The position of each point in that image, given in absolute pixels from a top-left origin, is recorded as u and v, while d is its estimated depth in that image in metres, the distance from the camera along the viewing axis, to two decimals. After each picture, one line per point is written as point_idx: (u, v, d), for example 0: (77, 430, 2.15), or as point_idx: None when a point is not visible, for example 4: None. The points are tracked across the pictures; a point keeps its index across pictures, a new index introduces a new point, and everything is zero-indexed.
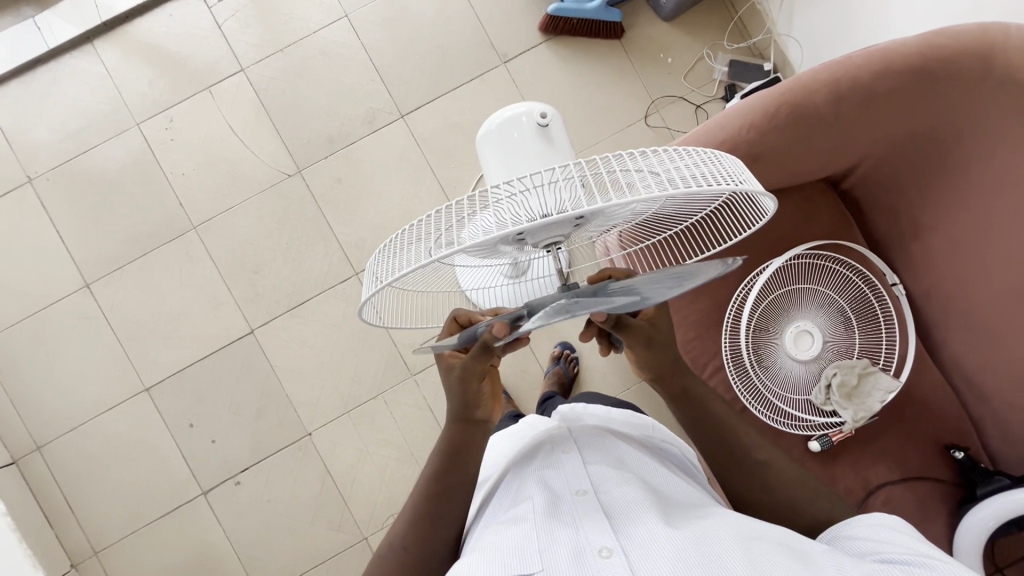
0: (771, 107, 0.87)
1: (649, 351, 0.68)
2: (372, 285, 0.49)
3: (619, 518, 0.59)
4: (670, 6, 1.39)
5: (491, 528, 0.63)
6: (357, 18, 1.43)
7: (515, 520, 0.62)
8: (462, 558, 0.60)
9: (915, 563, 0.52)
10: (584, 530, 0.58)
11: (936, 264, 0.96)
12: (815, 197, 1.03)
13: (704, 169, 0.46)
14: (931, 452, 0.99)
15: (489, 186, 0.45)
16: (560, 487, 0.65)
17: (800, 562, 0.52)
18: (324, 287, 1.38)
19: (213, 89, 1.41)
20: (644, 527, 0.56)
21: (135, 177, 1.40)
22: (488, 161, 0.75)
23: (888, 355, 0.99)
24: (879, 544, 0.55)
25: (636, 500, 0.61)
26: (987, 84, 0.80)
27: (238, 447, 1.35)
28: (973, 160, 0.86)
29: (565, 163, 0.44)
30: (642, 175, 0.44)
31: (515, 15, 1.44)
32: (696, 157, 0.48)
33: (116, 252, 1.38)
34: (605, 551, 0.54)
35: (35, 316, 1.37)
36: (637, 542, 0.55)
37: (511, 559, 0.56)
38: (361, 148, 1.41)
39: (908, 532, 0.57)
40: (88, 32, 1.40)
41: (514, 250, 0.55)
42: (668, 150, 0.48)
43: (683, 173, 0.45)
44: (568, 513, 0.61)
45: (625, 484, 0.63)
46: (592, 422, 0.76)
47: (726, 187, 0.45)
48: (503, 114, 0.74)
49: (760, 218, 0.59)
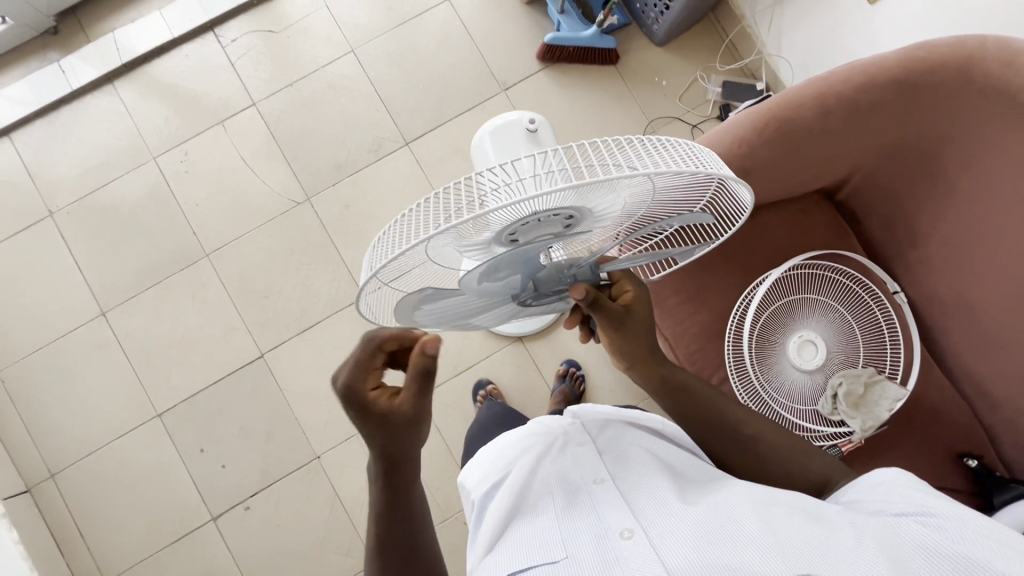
0: (761, 121, 0.90)
1: (623, 337, 0.69)
2: (368, 275, 0.50)
3: (638, 501, 0.59)
4: (662, 32, 1.45)
5: (512, 521, 0.63)
6: (363, 53, 1.49)
7: (534, 513, 0.62)
8: (489, 554, 0.60)
9: (926, 512, 0.51)
10: (604, 514, 0.58)
11: (936, 270, 0.97)
12: (811, 208, 1.05)
13: (682, 158, 0.48)
14: (945, 461, 0.98)
15: (473, 174, 0.46)
16: (577, 478, 0.65)
17: (814, 520, 0.53)
18: (333, 309, 1.41)
19: (226, 123, 1.47)
20: (663, 508, 0.57)
21: (150, 208, 1.45)
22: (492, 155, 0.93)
23: (894, 363, 0.99)
24: (889, 502, 0.55)
25: (652, 484, 0.61)
26: (969, 91, 0.81)
27: (249, 471, 1.36)
28: (962, 165, 0.88)
29: (545, 151, 0.45)
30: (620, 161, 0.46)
31: (514, 45, 1.50)
32: (676, 148, 0.50)
33: (131, 280, 1.43)
34: (626, 532, 0.55)
35: (52, 345, 1.41)
36: (658, 519, 0.56)
37: (536, 548, 0.56)
38: (367, 175, 1.45)
39: (921, 487, 0.55)
40: (109, 74, 1.48)
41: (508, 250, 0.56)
42: (649, 141, 0.50)
43: (661, 159, 0.47)
44: (586, 501, 0.61)
45: (642, 469, 0.64)
46: (601, 418, 0.74)
47: (704, 170, 0.46)
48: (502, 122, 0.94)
49: (744, 213, 0.60)
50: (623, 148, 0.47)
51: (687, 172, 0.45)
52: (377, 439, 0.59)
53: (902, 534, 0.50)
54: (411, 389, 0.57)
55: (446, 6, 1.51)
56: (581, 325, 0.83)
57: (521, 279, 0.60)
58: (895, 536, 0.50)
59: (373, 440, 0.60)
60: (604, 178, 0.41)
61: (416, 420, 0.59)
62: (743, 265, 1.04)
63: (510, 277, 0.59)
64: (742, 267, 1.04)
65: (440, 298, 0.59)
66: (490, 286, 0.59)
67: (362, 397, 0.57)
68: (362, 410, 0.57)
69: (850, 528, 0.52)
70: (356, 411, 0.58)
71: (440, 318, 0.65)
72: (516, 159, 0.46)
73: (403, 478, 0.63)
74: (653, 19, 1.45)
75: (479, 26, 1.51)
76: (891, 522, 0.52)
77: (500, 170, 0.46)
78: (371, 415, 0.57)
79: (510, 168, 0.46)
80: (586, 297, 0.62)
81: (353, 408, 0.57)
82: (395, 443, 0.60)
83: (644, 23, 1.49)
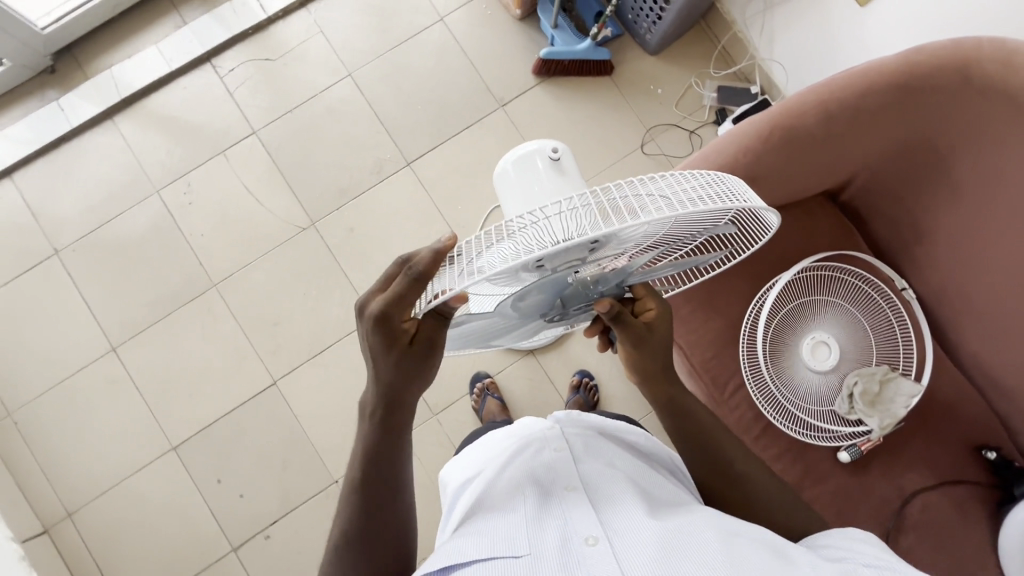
0: (764, 131, 0.91)
1: (640, 352, 0.70)
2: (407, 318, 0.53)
3: (607, 510, 0.59)
4: (655, 41, 1.47)
5: (478, 516, 0.63)
6: (360, 76, 1.51)
7: (503, 510, 0.62)
8: (448, 542, 0.59)
9: (886, 566, 0.52)
10: (571, 518, 0.58)
11: (943, 267, 0.98)
12: (815, 211, 1.06)
13: (705, 189, 0.50)
14: (963, 454, 0.99)
15: (506, 219, 0.48)
16: (550, 483, 0.65)
17: (777, 555, 0.53)
18: (343, 333, 1.41)
19: (227, 153, 1.48)
20: (630, 519, 0.57)
21: (156, 242, 1.45)
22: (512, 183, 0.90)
23: (907, 360, 1.00)
24: (849, 551, 0.55)
25: (622, 496, 0.61)
26: (966, 93, 0.84)
27: (267, 499, 1.36)
28: (963, 166, 0.89)
29: (574, 196, 0.48)
30: (645, 199, 0.49)
31: (510, 60, 1.52)
32: (698, 180, 0.52)
33: (140, 314, 1.43)
34: (591, 538, 0.55)
35: (63, 383, 1.40)
36: (623, 528, 0.56)
37: (497, 541, 0.56)
38: (371, 197, 1.46)
39: (875, 544, 0.57)
40: (108, 109, 1.48)
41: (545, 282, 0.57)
42: (673, 176, 0.52)
43: (685, 195, 0.49)
44: (557, 504, 0.61)
45: (615, 483, 0.64)
46: (581, 427, 0.74)
47: (727, 204, 0.48)
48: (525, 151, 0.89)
49: (766, 231, 0.63)
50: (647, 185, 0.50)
51: (709, 207, 0.48)
52: (394, 371, 0.57)
53: None
54: (440, 327, 0.55)
55: (440, 25, 1.53)
56: (601, 336, 0.83)
57: (550, 299, 0.62)
58: None
59: (388, 372, 0.58)
60: (636, 223, 0.44)
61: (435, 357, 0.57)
62: (752, 272, 1.05)
63: (542, 300, 0.61)
64: (751, 272, 1.05)
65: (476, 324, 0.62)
66: (522, 308, 0.62)
67: (388, 328, 0.54)
68: (384, 338, 0.55)
69: (811, 567, 0.52)
70: (380, 339, 0.55)
71: (475, 339, 0.68)
72: (545, 204, 0.48)
73: (401, 418, 0.63)
74: (646, 29, 1.46)
75: (474, 44, 1.52)
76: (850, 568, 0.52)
77: (530, 214, 0.48)
78: (392, 346, 0.55)
79: (539, 212, 0.48)
80: (611, 311, 0.65)
81: (376, 336, 0.54)
82: (411, 378, 0.59)
83: (637, 33, 1.50)
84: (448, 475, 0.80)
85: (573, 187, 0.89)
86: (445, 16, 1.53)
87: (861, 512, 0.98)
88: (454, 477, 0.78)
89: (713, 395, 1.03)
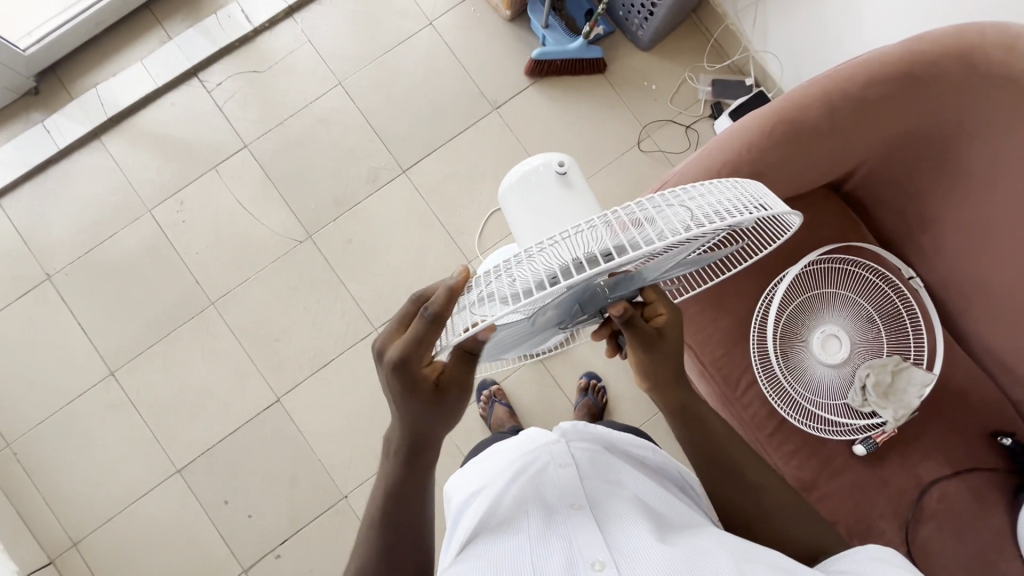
0: (768, 126, 0.90)
1: (652, 356, 0.69)
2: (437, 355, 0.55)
3: (614, 532, 0.58)
4: (647, 37, 1.45)
5: (484, 537, 0.63)
6: (351, 84, 1.48)
7: (509, 531, 0.61)
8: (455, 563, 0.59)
9: None
10: (577, 540, 0.58)
11: (950, 255, 0.97)
12: (819, 203, 1.05)
13: (726, 202, 0.51)
14: (978, 442, 0.99)
15: (528, 248, 0.50)
16: (556, 501, 0.64)
17: None
18: (346, 346, 1.39)
19: (219, 168, 1.45)
20: (637, 542, 0.56)
21: (150, 262, 1.42)
22: (518, 198, 1.00)
23: (919, 349, 0.99)
24: None
25: (629, 517, 0.60)
26: (970, 80, 0.83)
27: (276, 519, 1.34)
28: (970, 154, 0.88)
29: (592, 222, 0.50)
30: (665, 219, 0.50)
31: (502, 62, 1.50)
32: (717, 193, 0.53)
33: (138, 336, 1.40)
34: (597, 564, 0.54)
35: (61, 411, 1.38)
36: (630, 554, 0.55)
37: (503, 566, 0.55)
38: (367, 207, 1.44)
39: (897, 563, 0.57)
40: (96, 129, 1.45)
41: (570, 303, 0.58)
42: (690, 191, 0.53)
43: (706, 211, 0.50)
44: (562, 524, 0.60)
45: (622, 502, 0.63)
46: (588, 441, 0.73)
47: (751, 215, 0.48)
48: (529, 166, 0.99)
49: (787, 231, 0.63)
50: (664, 205, 0.51)
51: (733, 221, 0.48)
52: (419, 414, 0.57)
53: None
54: (462, 365, 0.56)
55: (429, 29, 1.51)
56: (608, 341, 0.80)
57: (565, 309, 0.60)
58: None
59: (413, 415, 0.57)
60: (662, 244, 0.44)
61: (459, 396, 0.57)
62: (759, 268, 1.04)
63: (557, 313, 0.59)
64: (758, 267, 1.04)
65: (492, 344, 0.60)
66: (537, 322, 0.59)
67: (408, 375, 0.53)
68: (407, 385, 0.54)
69: None
70: (404, 387, 0.54)
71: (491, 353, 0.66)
72: (564, 231, 0.50)
73: (420, 453, 0.62)
74: (638, 26, 1.45)
75: (465, 47, 1.50)
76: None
77: (552, 242, 0.50)
78: (416, 391, 0.54)
79: (560, 240, 0.50)
80: (624, 314, 0.64)
81: (398, 383, 0.54)
82: (436, 418, 0.58)
83: (629, 29, 1.49)
84: (453, 485, 0.80)
85: (575, 197, 0.99)
86: (434, 19, 1.51)
87: (879, 506, 0.98)
88: (459, 489, 0.77)
89: (725, 394, 1.02)
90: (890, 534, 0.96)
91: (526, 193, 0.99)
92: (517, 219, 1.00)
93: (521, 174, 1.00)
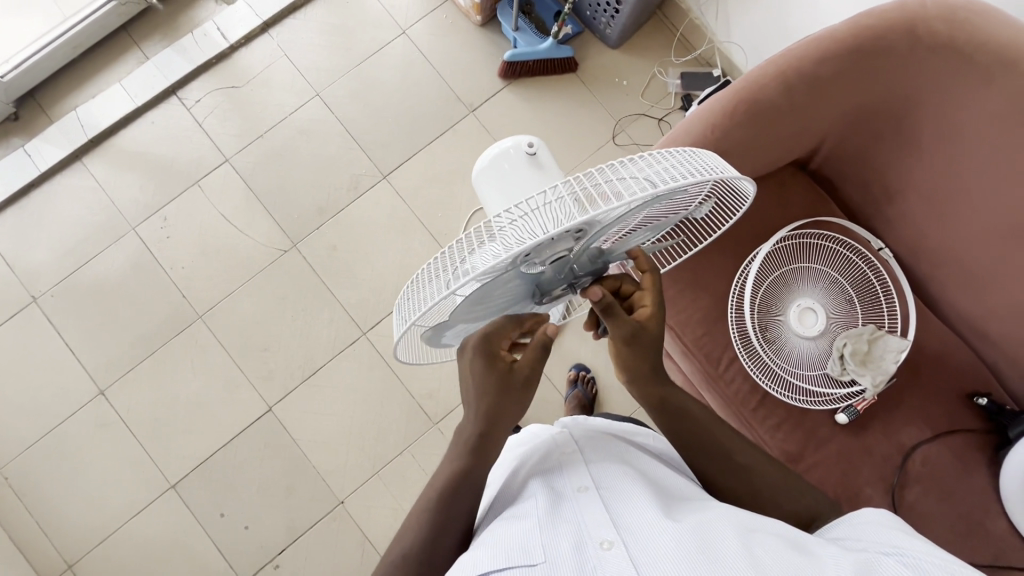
0: (730, 106, 0.94)
1: (632, 351, 0.70)
2: (402, 326, 0.56)
3: (621, 510, 0.56)
4: (615, 35, 1.50)
5: (493, 524, 0.60)
6: (328, 94, 1.51)
7: (516, 514, 0.59)
8: (466, 552, 0.56)
9: (908, 552, 0.49)
10: (584, 521, 0.55)
11: (915, 223, 1.01)
12: (787, 181, 1.08)
13: (684, 166, 0.52)
14: (956, 404, 1.01)
15: (490, 218, 0.50)
16: (561, 486, 0.62)
17: (797, 549, 0.51)
18: (335, 351, 1.40)
19: (202, 183, 1.47)
20: (646, 519, 0.54)
21: (136, 279, 1.43)
22: (489, 172, 1.11)
23: (892, 317, 1.02)
24: (869, 540, 0.53)
25: (636, 495, 0.58)
26: (917, 51, 0.87)
27: (274, 529, 1.33)
28: (926, 123, 0.92)
29: (555, 185, 0.49)
30: (627, 181, 0.50)
31: (475, 65, 1.53)
32: (675, 156, 0.54)
33: (126, 355, 1.40)
34: (606, 542, 0.51)
35: (52, 433, 1.37)
36: (638, 531, 0.52)
37: (512, 548, 0.53)
38: (350, 214, 1.46)
39: (899, 528, 0.54)
40: (77, 151, 1.47)
41: (535, 273, 0.59)
42: (650, 155, 0.54)
43: (665, 173, 0.50)
44: (569, 506, 0.58)
45: (627, 480, 0.61)
46: (590, 430, 0.73)
47: (704, 176, 0.50)
48: (503, 144, 1.10)
49: (745, 194, 0.66)
50: (626, 168, 0.51)
51: (690, 183, 0.49)
52: (491, 395, 0.62)
53: (881, 567, 0.47)
54: (532, 355, 0.63)
55: (403, 38, 1.54)
56: (589, 317, 0.80)
57: (532, 281, 0.60)
58: (875, 571, 0.47)
59: (486, 398, 0.62)
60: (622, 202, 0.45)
61: (531, 380, 0.64)
62: (733, 246, 1.06)
63: (525, 283, 0.59)
64: (732, 245, 1.06)
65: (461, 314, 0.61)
66: (503, 294, 0.60)
67: (491, 349, 0.63)
68: (485, 361, 0.62)
69: (832, 559, 0.49)
70: (483, 362, 0.62)
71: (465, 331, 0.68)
72: (527, 196, 0.49)
73: None
74: (605, 24, 1.49)
75: (438, 53, 1.54)
76: (871, 557, 0.49)
77: (515, 209, 0.49)
78: (493, 371, 0.62)
79: (524, 206, 0.49)
80: (602, 300, 0.65)
81: (479, 361, 0.62)
82: (506, 403, 0.63)
83: (597, 28, 1.53)
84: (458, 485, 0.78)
85: (542, 175, 1.09)
86: (407, 28, 1.54)
87: (865, 473, 0.99)
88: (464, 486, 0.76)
89: (709, 371, 1.04)
90: (877, 499, 0.98)
91: (497, 172, 1.10)
92: (488, 192, 1.12)
93: (493, 156, 1.11)
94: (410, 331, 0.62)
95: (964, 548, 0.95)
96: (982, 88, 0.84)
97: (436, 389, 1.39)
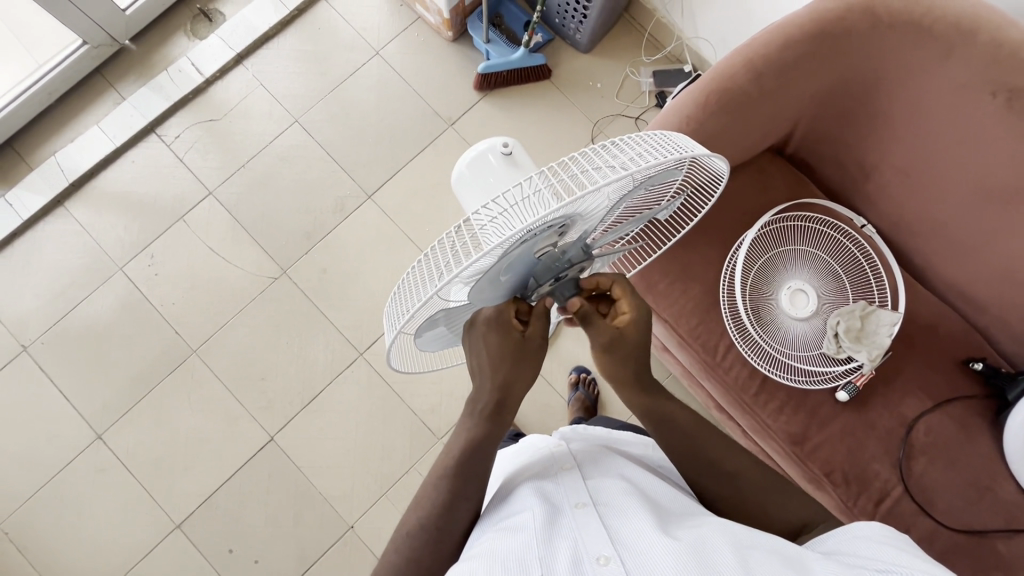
0: (703, 99, 0.96)
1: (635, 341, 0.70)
2: (392, 332, 0.57)
3: (619, 525, 0.55)
4: (585, 39, 1.52)
5: (488, 535, 0.58)
6: (306, 119, 1.52)
7: (512, 526, 0.58)
8: (460, 561, 0.55)
9: None
10: (581, 536, 0.54)
11: (894, 197, 1.03)
12: (766, 166, 1.10)
13: (655, 147, 0.53)
14: (955, 372, 1.02)
15: (470, 215, 0.51)
16: (559, 498, 0.61)
17: (796, 567, 0.49)
18: (333, 375, 1.39)
19: (187, 218, 1.47)
20: (645, 537, 0.53)
21: (127, 320, 1.42)
22: (469, 170, 1.14)
23: (880, 292, 1.03)
24: (868, 558, 0.50)
25: (632, 511, 0.57)
26: (877, 29, 0.90)
27: (285, 560, 1.31)
28: (892, 98, 0.95)
29: (530, 176, 0.50)
30: (601, 168, 0.51)
31: (451, 80, 1.55)
32: (647, 139, 0.55)
33: (121, 396, 1.39)
34: (603, 558, 0.51)
35: (49, 483, 1.35)
36: (637, 548, 0.52)
37: (508, 561, 0.52)
38: (337, 236, 1.46)
39: (897, 543, 0.52)
40: (58, 196, 1.46)
41: (520, 269, 0.59)
42: (621, 139, 0.55)
43: (637, 156, 0.52)
44: (566, 520, 0.57)
45: (624, 495, 0.60)
46: (589, 443, 0.73)
47: (676, 156, 0.51)
48: (485, 143, 1.13)
49: (720, 176, 0.68)
50: (599, 155, 0.52)
51: (661, 162, 0.50)
52: (506, 364, 0.62)
53: None
54: (541, 326, 0.64)
55: (377, 59, 1.56)
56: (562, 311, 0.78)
57: (520, 277, 0.61)
58: None
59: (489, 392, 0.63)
60: (593, 187, 0.46)
61: (544, 344, 0.64)
62: (719, 234, 1.07)
63: (511, 279, 0.60)
64: (718, 233, 1.07)
65: (446, 315, 0.61)
66: (492, 291, 0.60)
67: (506, 325, 0.61)
68: (500, 331, 0.61)
69: None
70: (496, 338, 0.61)
71: (456, 333, 0.69)
72: (502, 190, 0.50)
73: None
74: (574, 30, 1.52)
75: (413, 71, 1.55)
76: None
77: (493, 204, 0.50)
78: (499, 363, 0.62)
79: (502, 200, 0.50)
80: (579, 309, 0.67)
81: (493, 332, 0.61)
82: (520, 370, 0.63)
83: (567, 35, 1.56)
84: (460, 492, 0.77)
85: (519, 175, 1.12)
86: (380, 49, 1.56)
87: (871, 449, 1.00)
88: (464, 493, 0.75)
89: (706, 360, 1.04)
90: (885, 474, 0.98)
91: (473, 175, 1.14)
92: (467, 190, 1.15)
93: (471, 159, 1.14)
94: (399, 337, 0.62)
95: (973, 516, 0.95)
96: (945, 60, 0.87)
97: (437, 402, 1.38)
